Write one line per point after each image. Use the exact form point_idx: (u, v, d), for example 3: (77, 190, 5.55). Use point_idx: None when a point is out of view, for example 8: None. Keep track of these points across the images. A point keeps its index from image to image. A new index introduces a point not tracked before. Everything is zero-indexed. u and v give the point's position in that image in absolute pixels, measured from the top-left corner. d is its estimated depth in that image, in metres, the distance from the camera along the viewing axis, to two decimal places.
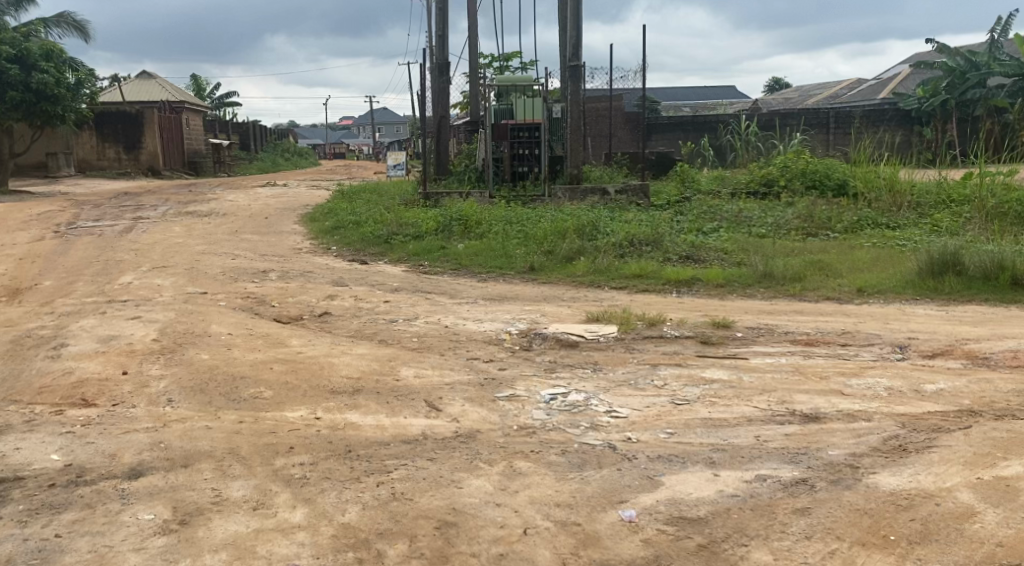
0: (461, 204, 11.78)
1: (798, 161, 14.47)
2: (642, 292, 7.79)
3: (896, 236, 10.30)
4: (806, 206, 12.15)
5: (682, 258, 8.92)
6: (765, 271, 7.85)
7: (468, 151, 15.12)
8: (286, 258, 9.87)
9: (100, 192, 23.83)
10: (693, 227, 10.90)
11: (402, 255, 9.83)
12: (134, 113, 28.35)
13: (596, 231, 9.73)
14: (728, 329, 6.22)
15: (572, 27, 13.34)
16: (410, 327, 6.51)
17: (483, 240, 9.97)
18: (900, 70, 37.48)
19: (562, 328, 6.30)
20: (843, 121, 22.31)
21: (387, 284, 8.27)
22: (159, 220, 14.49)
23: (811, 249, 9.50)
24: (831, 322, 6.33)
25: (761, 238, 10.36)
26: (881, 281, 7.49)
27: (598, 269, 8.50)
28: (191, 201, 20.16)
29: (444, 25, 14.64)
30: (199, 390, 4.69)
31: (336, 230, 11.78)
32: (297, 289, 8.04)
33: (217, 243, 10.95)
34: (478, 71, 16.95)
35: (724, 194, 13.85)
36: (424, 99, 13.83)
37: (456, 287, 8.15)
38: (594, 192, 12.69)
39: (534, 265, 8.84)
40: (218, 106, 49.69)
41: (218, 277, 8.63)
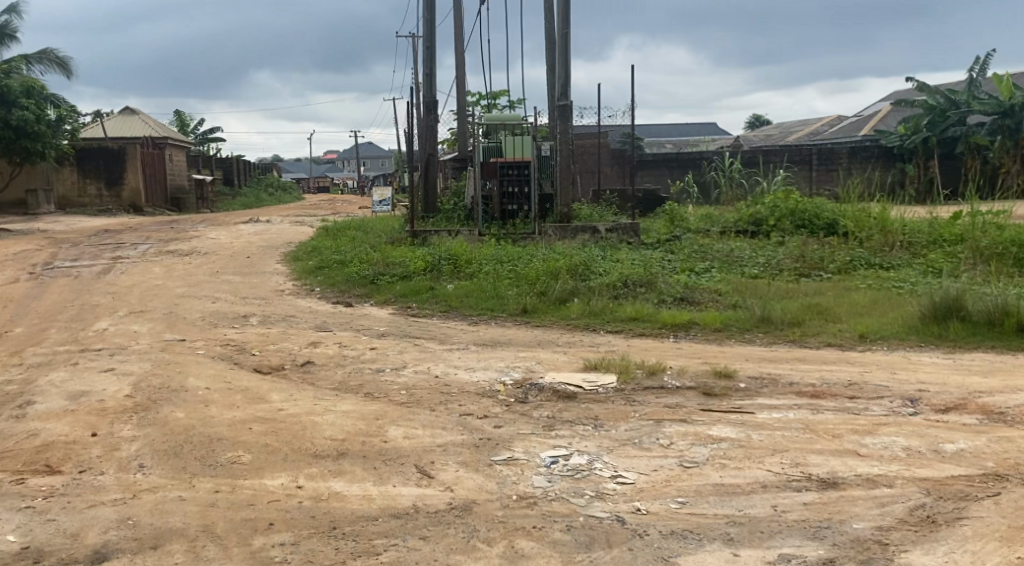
0: (450, 243, 11.53)
1: (788, 199, 14.34)
2: (639, 336, 7.54)
3: (891, 278, 10.12)
4: (799, 245, 11.99)
5: (677, 299, 8.69)
6: (764, 315, 7.63)
7: (455, 188, 14.91)
8: (269, 301, 9.57)
9: (80, 229, 23.46)
10: (686, 266, 10.70)
11: (390, 296, 9.55)
12: (116, 150, 28.08)
13: (589, 271, 9.50)
14: (731, 379, 5.95)
15: (560, 64, 13.23)
16: (399, 378, 6.21)
17: (473, 281, 9.71)
18: (881, 108, 37.85)
19: (559, 378, 6.01)
20: (825, 158, 22.39)
21: (373, 330, 7.97)
22: (139, 259, 14.15)
23: (808, 290, 9.30)
24: (837, 371, 6.06)
25: (756, 278, 10.16)
26: (884, 327, 7.28)
27: (592, 311, 8.25)
28: (172, 238, 19.86)
29: (431, 62, 14.52)
30: (173, 453, 4.38)
31: (320, 270, 11.49)
32: (279, 335, 7.73)
33: (197, 286, 10.64)
34: (465, 109, 16.81)
35: (714, 233, 13.67)
36: (412, 136, 13.64)
37: (445, 332, 7.86)
38: (585, 230, 12.47)
39: (527, 307, 8.58)
40: (202, 142, 49.53)
41: (197, 323, 8.31)
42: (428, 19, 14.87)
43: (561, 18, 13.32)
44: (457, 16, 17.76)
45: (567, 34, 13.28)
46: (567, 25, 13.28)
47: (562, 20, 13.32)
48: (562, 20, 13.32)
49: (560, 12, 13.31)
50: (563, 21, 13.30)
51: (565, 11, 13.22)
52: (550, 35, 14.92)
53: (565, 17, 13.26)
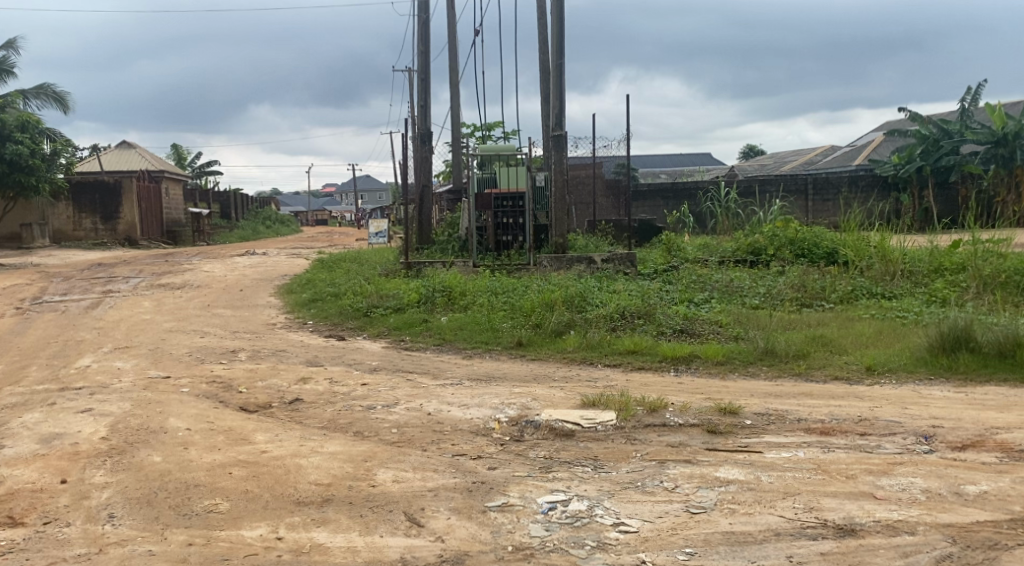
0: (444, 274, 11.30)
1: (787, 228, 14.16)
2: (638, 370, 7.31)
3: (893, 307, 9.93)
4: (799, 275, 11.80)
5: (676, 331, 8.47)
6: (767, 347, 7.40)
7: (450, 219, 14.72)
8: (258, 335, 9.32)
9: (73, 263, 23.24)
10: (685, 297, 10.50)
11: (382, 329, 9.31)
12: (112, 183, 27.96)
13: (585, 302, 9.29)
14: (736, 416, 5.70)
15: (555, 94, 13.12)
16: (389, 416, 5.93)
17: (467, 313, 9.48)
18: (875, 137, 37.94)
19: (556, 415, 5.74)
20: (822, 187, 22.35)
21: (364, 364, 7.71)
22: (129, 294, 13.91)
23: (809, 321, 9.08)
24: (846, 406, 5.80)
25: (757, 309, 9.94)
26: (891, 358, 7.05)
27: (589, 344, 8.01)
28: (165, 272, 19.62)
29: (425, 93, 14.41)
30: (145, 502, 4.13)
31: (312, 303, 11.26)
32: (266, 371, 7.47)
33: (186, 320, 10.39)
34: (460, 140, 16.69)
35: (712, 262, 13.48)
36: (406, 167, 13.48)
37: (438, 366, 7.60)
38: (581, 260, 12.25)
39: (522, 340, 8.34)
40: (199, 175, 49.54)
41: (182, 359, 8.04)
42: (423, 50, 14.80)
43: (555, 48, 13.23)
44: (452, 47, 17.71)
45: (562, 64, 13.19)
46: (561, 55, 13.20)
47: (556, 50, 13.23)
48: (556, 50, 13.23)
49: (554, 42, 13.23)
50: (557, 51, 13.21)
51: (559, 41, 13.13)
52: (544, 65, 14.84)
53: (559, 48, 13.17)
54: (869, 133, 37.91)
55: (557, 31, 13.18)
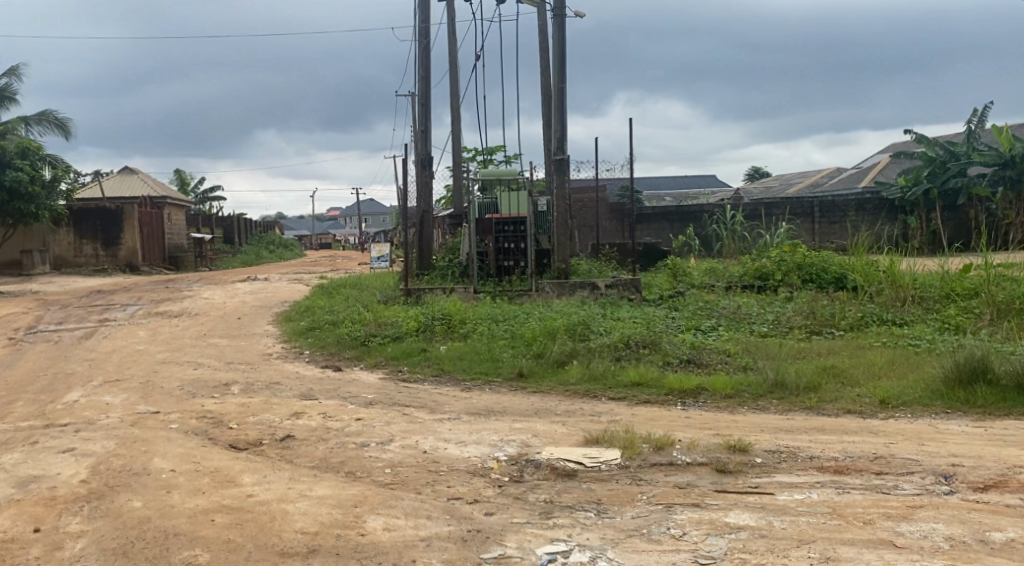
0: (445, 302, 11.09)
1: (793, 253, 13.93)
2: (643, 403, 7.07)
3: (905, 335, 9.68)
4: (807, 301, 11.56)
5: (683, 361, 8.24)
6: (777, 379, 7.16)
7: (451, 244, 14.52)
8: (253, 366, 9.10)
9: (74, 290, 23.06)
10: (691, 324, 10.27)
11: (380, 359, 9.09)
12: (113, 210, 27.86)
13: (588, 330, 9.06)
14: (746, 454, 5.48)
15: (557, 119, 12.97)
16: (384, 454, 5.71)
17: (468, 342, 9.26)
18: (880, 159, 37.80)
19: (558, 453, 5.52)
20: (827, 210, 22.15)
21: (360, 398, 7.48)
22: (126, 322, 13.72)
23: (820, 350, 8.84)
24: (860, 444, 5.57)
25: (765, 337, 9.70)
26: (907, 390, 6.81)
27: (593, 375, 7.77)
28: (164, 299, 19.42)
29: (426, 117, 14.27)
30: (121, 554, 3.95)
31: (310, 332, 11.04)
32: (259, 405, 7.24)
33: (180, 351, 10.17)
34: (461, 165, 16.54)
35: (718, 288, 13.25)
36: (406, 192, 13.30)
37: (436, 399, 7.36)
38: (584, 285, 12.04)
39: (523, 371, 8.10)
40: (202, 201, 49.52)
41: (173, 392, 7.82)
42: (423, 76, 14.69)
43: (557, 72, 13.10)
44: (453, 72, 17.61)
45: (564, 89, 13.05)
46: (563, 79, 13.06)
47: (558, 75, 13.10)
48: (557, 75, 13.10)
49: (556, 67, 13.10)
50: (559, 76, 13.08)
51: (561, 65, 13.00)
52: (546, 90, 14.71)
53: (561, 72, 13.04)
54: (874, 156, 37.77)
55: (559, 56, 13.06)
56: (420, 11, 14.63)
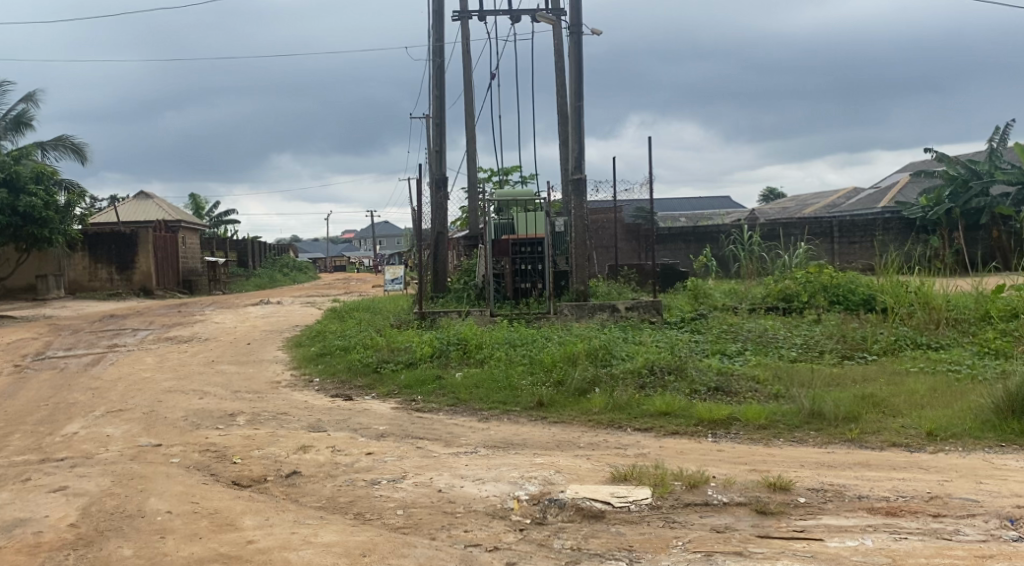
0: (460, 326, 10.72)
1: (819, 273, 13.48)
2: (672, 435, 6.65)
3: (943, 360, 9.23)
4: (837, 325, 11.11)
5: (711, 389, 7.82)
6: (814, 409, 6.75)
7: (466, 266, 14.15)
8: (261, 395, 8.75)
9: (86, 315, 22.85)
10: (716, 349, 9.85)
11: (393, 388, 8.71)
12: (128, 234, 27.74)
13: (611, 355, 8.66)
14: (788, 493, 5.05)
15: (573, 137, 12.64)
16: (396, 493, 5.32)
17: (484, 368, 8.87)
18: (899, 179, 37.33)
19: (583, 492, 5.10)
20: (847, 230, 21.72)
21: (371, 430, 7.09)
22: (136, 348, 13.44)
23: (854, 377, 8.39)
24: (913, 482, 5.14)
25: (794, 363, 9.27)
26: (954, 421, 6.38)
27: (617, 404, 7.36)
28: (176, 324, 19.14)
29: (440, 137, 13.98)
30: None
31: (321, 358, 10.69)
32: (266, 438, 6.87)
33: (187, 378, 9.84)
34: (477, 185, 16.22)
35: (742, 310, 12.81)
36: (420, 214, 12.97)
37: (451, 431, 6.96)
38: (604, 308, 11.64)
39: (544, 399, 7.70)
40: (216, 224, 49.49)
41: (176, 423, 7.46)
42: (437, 95, 14.41)
43: (573, 90, 12.80)
44: (467, 91, 17.34)
45: (581, 107, 12.74)
46: (580, 97, 12.75)
47: (574, 93, 12.79)
48: (574, 94, 12.79)
49: (573, 85, 12.79)
50: (575, 94, 12.77)
51: (578, 83, 12.69)
52: (562, 109, 14.41)
53: (578, 90, 12.73)
54: (893, 175, 37.30)
55: (575, 73, 12.74)
56: (434, 30, 14.39)
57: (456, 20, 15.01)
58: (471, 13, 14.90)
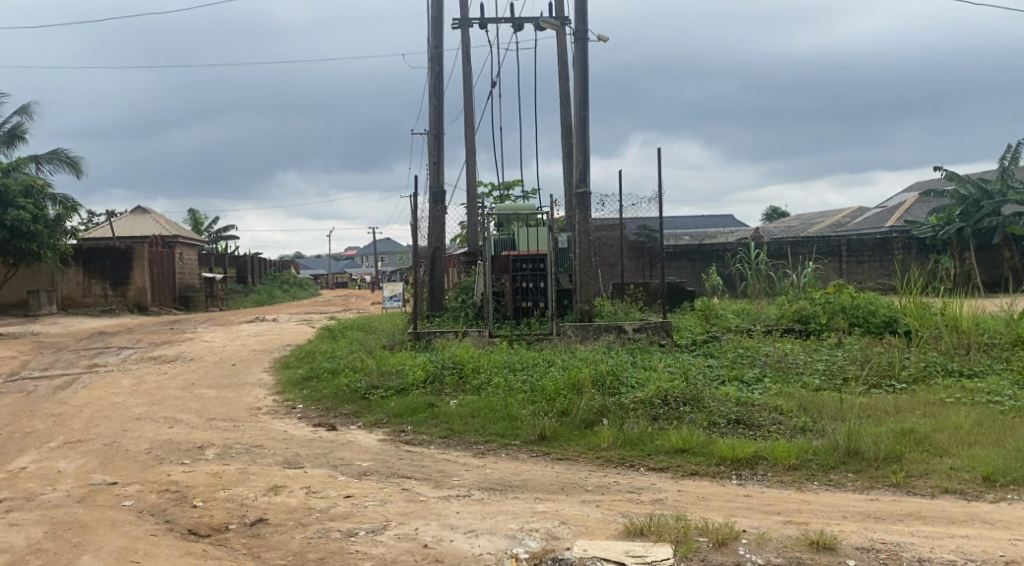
0: (456, 348, 9.97)
1: (838, 294, 12.74)
2: (692, 476, 5.90)
3: (979, 390, 8.51)
4: (861, 349, 10.38)
5: (732, 422, 7.09)
6: (850, 446, 6.00)
7: (464, 283, 13.40)
8: (238, 423, 8.01)
9: (75, 332, 22.11)
10: (732, 374, 9.12)
11: (381, 416, 7.95)
12: (122, 249, 27.04)
13: (618, 383, 7.92)
14: (834, 554, 4.33)
15: (578, 149, 11.93)
16: (376, 548, 4.60)
17: (481, 396, 8.12)
18: (908, 197, 36.61)
19: (594, 550, 4.37)
20: (856, 250, 21.03)
21: (353, 467, 6.33)
22: (115, 369, 12.69)
23: (886, 409, 7.66)
24: (980, 544, 4.42)
25: (818, 392, 8.52)
26: (1012, 463, 5.67)
27: (628, 439, 6.60)
28: (164, 342, 18.37)
29: (438, 148, 13.28)
30: None
31: (306, 382, 9.94)
32: (234, 477, 6.12)
33: (161, 404, 9.06)
34: (477, 199, 15.51)
35: (757, 332, 12.04)
36: (416, 229, 12.24)
37: (443, 470, 6.20)
38: (610, 329, 10.89)
39: (546, 432, 6.95)
40: (215, 240, 48.81)
41: (137, 458, 6.70)
42: (435, 104, 13.74)
43: (578, 99, 12.11)
44: (466, 101, 16.68)
45: (586, 117, 12.05)
46: (586, 106, 12.06)
47: (579, 102, 12.10)
48: (579, 102, 12.09)
49: (578, 93, 12.10)
50: (580, 103, 12.08)
51: (583, 91, 12.00)
52: (566, 120, 13.74)
53: (583, 99, 12.04)
54: (903, 195, 36.59)
55: (580, 81, 12.05)
56: (432, 37, 13.75)
57: (455, 28, 14.36)
58: (472, 20, 14.26)
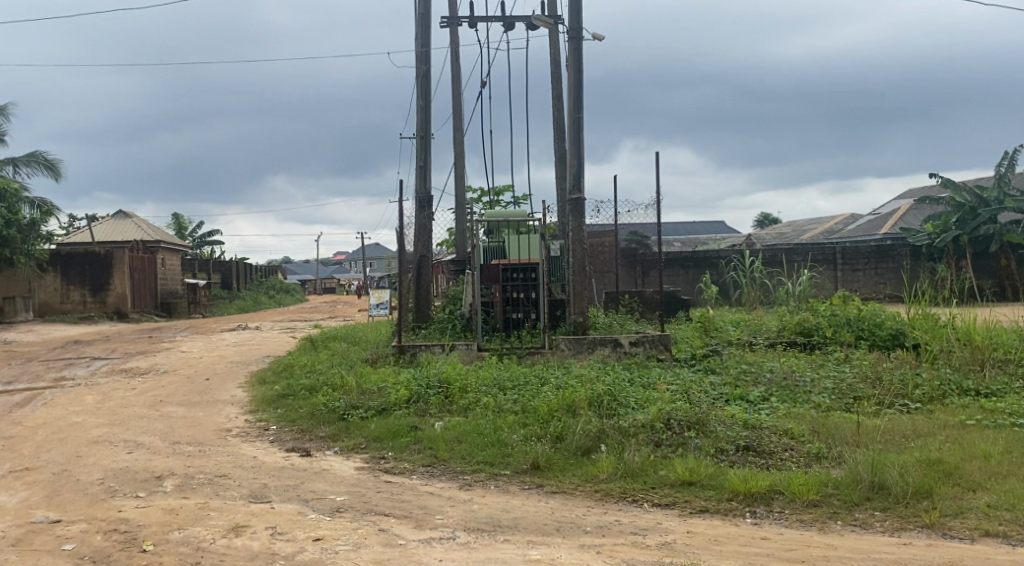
0: (442, 363, 9.37)
1: (843, 306, 12.22)
2: (700, 514, 5.33)
3: (1001, 411, 7.97)
4: (869, 365, 9.84)
5: (741, 449, 6.52)
6: (875, 481, 5.44)
7: (452, 293, 12.81)
8: (203, 448, 7.37)
9: (49, 341, 21.34)
10: (737, 394, 8.57)
11: (360, 440, 7.34)
12: (101, 254, 26.25)
13: (616, 404, 7.36)
14: None
15: (572, 152, 11.37)
16: None
17: (469, 417, 7.53)
18: (901, 205, 36.20)
19: None
20: (851, 258, 20.57)
21: (326, 502, 5.72)
22: (83, 383, 11.99)
23: (903, 433, 7.11)
24: None
25: (828, 413, 7.97)
26: None
27: (630, 470, 6.02)
28: (141, 352, 17.64)
29: (425, 152, 12.71)
30: None
31: (281, 400, 9.30)
32: (192, 514, 5.50)
33: (123, 425, 8.40)
34: (465, 206, 14.91)
35: (759, 346, 11.48)
36: (401, 236, 11.65)
37: (425, 505, 5.60)
38: (605, 343, 10.33)
39: (540, 460, 6.36)
40: (199, 245, 47.99)
41: (88, 490, 6.07)
42: (422, 106, 13.14)
43: (572, 101, 11.55)
44: (455, 104, 16.09)
45: (580, 119, 11.49)
46: (580, 108, 11.49)
47: (573, 103, 11.54)
48: (573, 104, 11.53)
49: (571, 95, 11.54)
50: (575, 105, 11.52)
51: (577, 93, 11.43)
52: (560, 123, 13.18)
53: (577, 101, 11.47)
54: (896, 203, 36.20)
55: (574, 81, 11.49)
56: (419, 35, 13.17)
57: (444, 26, 13.79)
58: (461, 19, 13.69)
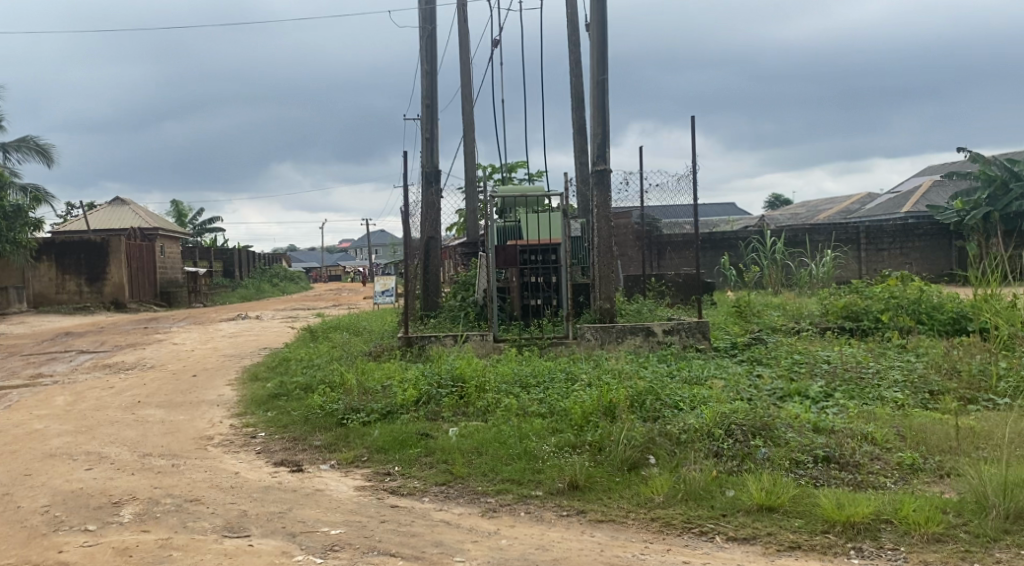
0: (453, 356, 8.22)
1: (895, 288, 11.01)
2: (791, 552, 4.24)
3: None
4: (935, 352, 8.69)
5: (819, 460, 5.37)
6: (1012, 508, 4.31)
7: (463, 279, 11.65)
8: (177, 463, 6.22)
9: (39, 333, 20.22)
10: (795, 389, 7.40)
11: (361, 452, 6.19)
12: (97, 243, 25.12)
13: (661, 405, 6.22)
14: None
15: (595, 121, 10.18)
16: None
17: (489, 421, 6.40)
18: (923, 182, 34.92)
19: None
20: (875, 237, 19.19)
21: (318, 537, 4.60)
22: (61, 381, 10.86)
23: (1008, 436, 5.92)
24: None
25: (907, 412, 6.82)
26: None
27: (692, 492, 4.87)
28: (132, 344, 16.50)
29: (430, 122, 11.53)
30: None
31: (273, 401, 8.18)
32: (149, 556, 4.39)
33: (90, 433, 7.27)
34: (475, 184, 13.73)
35: (805, 332, 10.30)
36: (406, 217, 10.52)
37: (441, 541, 4.47)
38: (636, 332, 9.17)
39: (578, 479, 5.20)
40: (201, 232, 46.86)
41: (28, 521, 4.96)
42: (428, 73, 11.93)
43: (595, 62, 10.33)
44: (462, 74, 14.87)
45: (604, 82, 10.29)
46: (604, 70, 10.28)
47: (595, 65, 10.32)
48: (596, 66, 10.32)
49: (594, 55, 10.31)
50: (597, 67, 10.30)
51: (600, 53, 10.21)
52: (579, 92, 11.99)
53: (601, 62, 10.26)
54: (916, 182, 34.89)
55: (597, 40, 10.26)
56: None
57: None
58: None
